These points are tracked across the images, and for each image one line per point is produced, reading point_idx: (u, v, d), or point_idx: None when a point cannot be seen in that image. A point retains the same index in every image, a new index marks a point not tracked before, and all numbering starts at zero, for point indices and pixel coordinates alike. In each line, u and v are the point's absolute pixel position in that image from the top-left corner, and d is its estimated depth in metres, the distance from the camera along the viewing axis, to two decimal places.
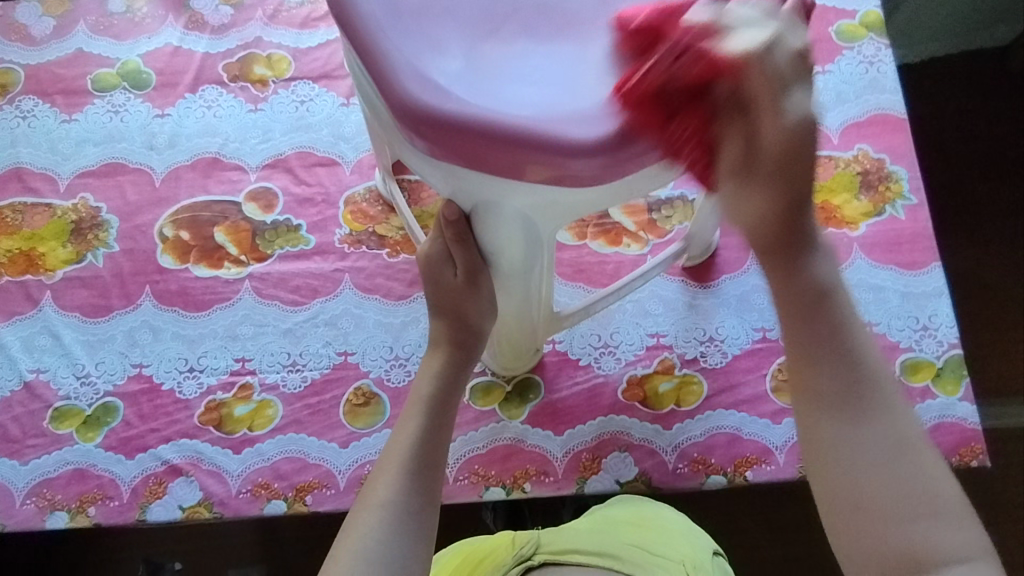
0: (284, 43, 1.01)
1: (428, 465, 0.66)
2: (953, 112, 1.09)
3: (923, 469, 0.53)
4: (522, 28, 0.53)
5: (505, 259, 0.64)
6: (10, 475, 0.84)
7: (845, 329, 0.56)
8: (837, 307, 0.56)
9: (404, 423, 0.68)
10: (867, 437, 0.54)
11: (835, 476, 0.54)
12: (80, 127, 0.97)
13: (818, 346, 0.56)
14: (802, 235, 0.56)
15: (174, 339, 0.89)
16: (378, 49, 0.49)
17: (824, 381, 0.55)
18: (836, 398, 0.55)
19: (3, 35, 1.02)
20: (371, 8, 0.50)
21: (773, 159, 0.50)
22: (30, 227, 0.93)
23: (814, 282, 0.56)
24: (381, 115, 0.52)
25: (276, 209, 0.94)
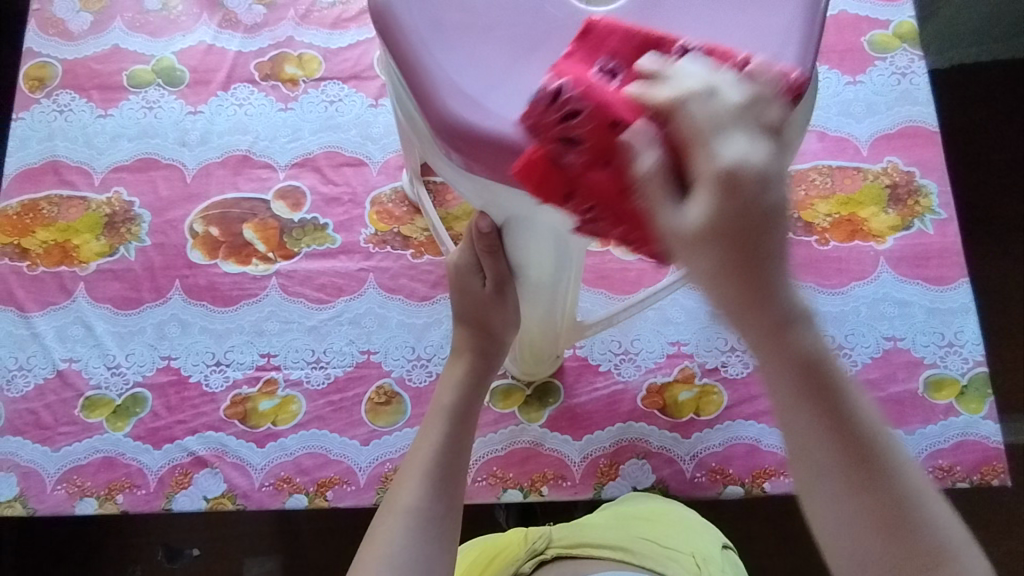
0: (315, 43, 1.02)
1: (453, 471, 0.67)
2: (988, 123, 1.06)
3: (934, 520, 0.45)
4: (561, 45, 0.52)
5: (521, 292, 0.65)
6: (42, 461, 0.86)
7: (841, 396, 0.44)
8: (827, 371, 0.44)
9: (428, 427, 0.69)
10: (874, 492, 0.45)
11: (831, 525, 0.46)
12: (115, 122, 0.99)
13: (812, 413, 0.44)
14: (778, 301, 0.41)
15: (202, 333, 0.90)
16: (421, 65, 0.51)
17: (816, 451, 0.44)
18: (835, 477, 0.45)
19: (42, 30, 1.04)
20: (414, 24, 0.52)
21: (703, 232, 0.39)
22: (66, 219, 0.95)
23: (799, 355, 0.43)
24: (419, 128, 0.54)
25: (304, 207, 0.95)
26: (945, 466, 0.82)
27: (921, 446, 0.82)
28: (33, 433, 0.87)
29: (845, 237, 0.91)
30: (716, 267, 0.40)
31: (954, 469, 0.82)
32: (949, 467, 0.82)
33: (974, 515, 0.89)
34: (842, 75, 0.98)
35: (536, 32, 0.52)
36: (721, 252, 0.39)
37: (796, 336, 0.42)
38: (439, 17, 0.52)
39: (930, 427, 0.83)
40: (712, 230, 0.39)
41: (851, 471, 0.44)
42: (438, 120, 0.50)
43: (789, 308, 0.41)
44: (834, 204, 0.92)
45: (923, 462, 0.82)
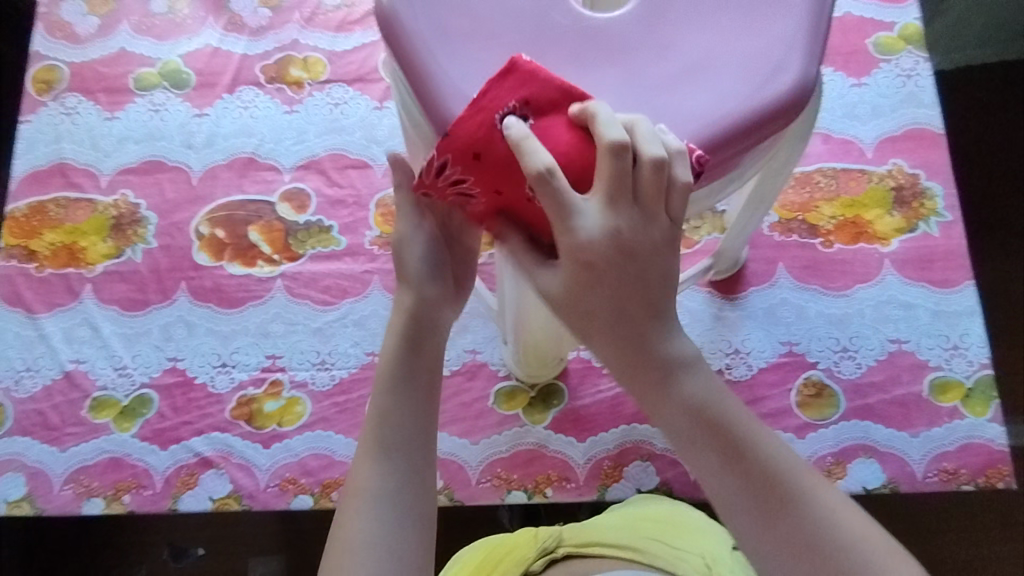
0: (320, 46, 1.03)
1: (416, 446, 0.56)
2: (993, 124, 1.06)
3: (862, 550, 0.46)
4: (568, 53, 0.52)
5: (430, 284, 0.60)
6: (50, 462, 0.87)
7: (735, 430, 0.48)
8: (717, 414, 0.48)
9: (383, 402, 0.57)
10: (791, 525, 0.47)
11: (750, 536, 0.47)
12: (122, 124, 1.00)
13: (709, 454, 0.48)
14: (657, 352, 0.48)
15: (208, 335, 0.91)
16: (428, 70, 0.51)
17: (723, 492, 0.48)
18: (753, 513, 0.47)
19: (49, 33, 1.05)
20: (422, 31, 0.52)
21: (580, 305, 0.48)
22: (73, 221, 0.96)
23: (687, 403, 0.48)
24: (421, 129, 0.55)
25: (309, 209, 0.96)
26: (950, 468, 0.82)
27: (926, 449, 0.82)
28: (40, 434, 0.88)
29: (849, 240, 0.91)
30: (606, 329, 0.48)
31: (959, 472, 0.81)
32: (954, 469, 0.81)
33: (979, 518, 0.89)
34: (846, 77, 0.98)
35: (538, 39, 0.52)
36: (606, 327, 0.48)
37: (677, 384, 0.49)
38: (445, 23, 0.52)
39: (935, 429, 0.83)
40: (596, 277, 0.47)
41: (764, 506, 0.47)
42: (442, 126, 0.51)
43: (665, 354, 0.48)
44: (838, 206, 0.92)
45: (928, 464, 0.82)
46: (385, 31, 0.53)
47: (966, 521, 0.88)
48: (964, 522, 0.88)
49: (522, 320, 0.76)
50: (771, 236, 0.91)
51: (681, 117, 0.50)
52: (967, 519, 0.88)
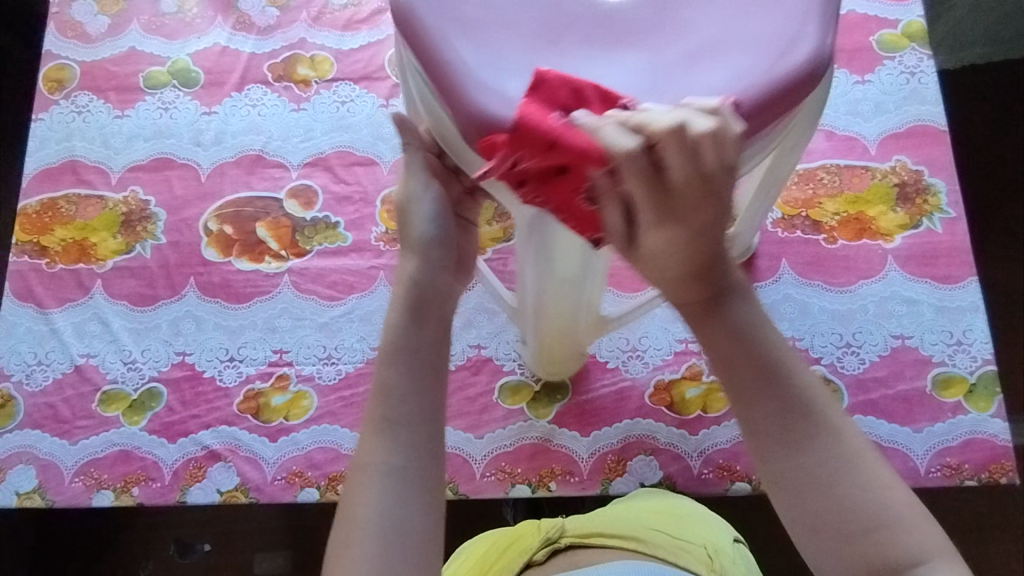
0: (327, 45, 1.04)
1: (420, 418, 0.52)
2: (998, 122, 1.06)
3: (876, 483, 0.46)
4: (582, 38, 0.53)
5: (435, 250, 0.60)
6: (60, 454, 0.88)
7: (778, 365, 0.49)
8: (761, 340, 0.49)
9: (386, 373, 0.53)
10: (817, 457, 0.47)
11: (789, 481, 0.47)
12: (132, 122, 1.01)
13: (753, 381, 0.48)
14: (712, 280, 0.49)
15: (216, 330, 0.92)
16: (449, 63, 0.52)
17: (760, 419, 0.48)
18: (781, 439, 0.47)
19: (60, 32, 1.06)
20: (438, 23, 0.53)
21: (656, 245, 0.47)
22: (83, 218, 0.97)
23: (732, 329, 0.49)
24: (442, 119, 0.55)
25: (316, 206, 0.97)
26: (953, 464, 0.82)
27: (929, 444, 0.83)
28: (51, 426, 0.89)
29: (853, 236, 0.91)
30: (670, 249, 0.47)
31: (962, 467, 0.82)
32: (957, 464, 0.82)
33: (983, 514, 0.89)
34: (850, 74, 0.98)
35: (555, 25, 0.53)
36: (673, 252, 0.47)
37: (726, 312, 0.50)
38: (463, 18, 0.53)
39: (938, 425, 0.83)
40: (676, 241, 0.46)
41: (793, 434, 0.47)
42: (467, 117, 0.51)
43: (717, 279, 0.49)
44: (842, 203, 0.92)
45: (931, 459, 0.82)
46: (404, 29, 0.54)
47: (970, 516, 0.88)
48: (968, 518, 0.88)
49: (539, 321, 0.77)
50: (774, 232, 0.91)
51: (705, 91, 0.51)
52: (971, 515, 0.88)
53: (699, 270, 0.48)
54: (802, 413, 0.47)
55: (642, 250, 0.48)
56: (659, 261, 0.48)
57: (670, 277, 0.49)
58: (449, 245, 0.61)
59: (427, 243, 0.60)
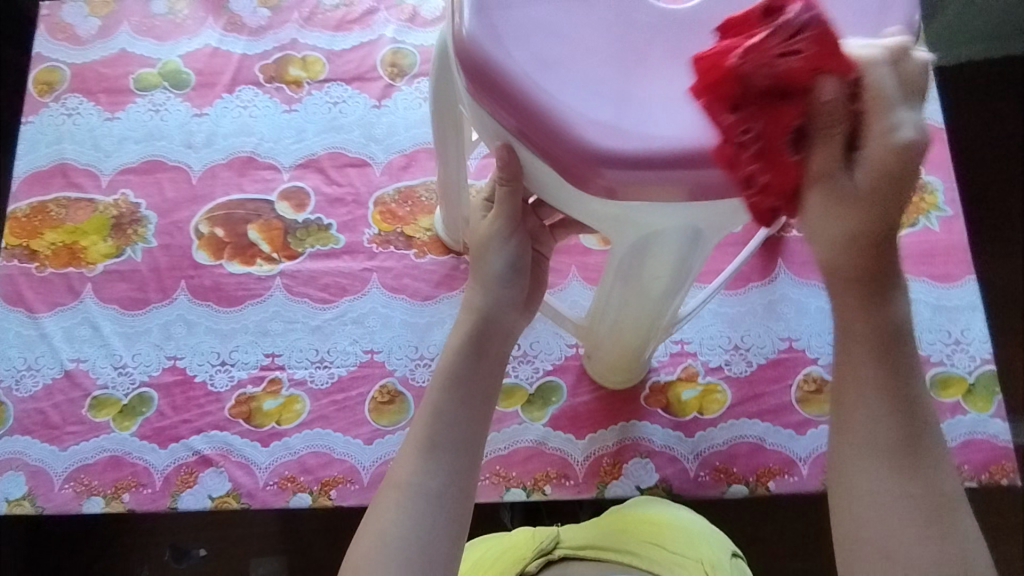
0: (319, 46, 1.03)
1: (461, 446, 0.57)
2: (994, 120, 1.05)
3: (965, 532, 0.47)
4: (663, 48, 0.51)
5: (505, 290, 0.64)
6: (50, 460, 0.87)
7: (913, 381, 0.48)
8: (908, 353, 0.49)
9: (437, 399, 0.59)
10: (919, 482, 0.47)
11: (882, 476, 0.47)
12: (122, 125, 1.00)
13: (879, 387, 0.48)
14: (881, 261, 0.47)
15: (207, 333, 0.91)
16: (536, 100, 0.50)
17: (869, 426, 0.48)
18: (890, 449, 0.48)
19: (50, 35, 1.05)
20: (498, 34, 0.51)
21: (872, 179, 0.44)
22: (73, 221, 0.96)
23: (886, 324, 0.48)
24: (530, 158, 0.53)
25: (308, 208, 0.96)
26: (953, 465, 0.81)
27: None
28: (41, 432, 0.88)
29: None
30: (859, 211, 0.45)
31: (962, 468, 0.81)
32: (957, 465, 0.81)
33: (984, 516, 0.88)
34: None
35: (631, 42, 0.51)
36: (863, 216, 0.45)
37: (887, 302, 0.48)
38: (538, 50, 0.51)
39: None
40: (882, 203, 0.45)
41: (902, 452, 0.48)
42: (573, 154, 0.50)
43: (882, 266, 0.47)
44: None
45: None
46: (474, 70, 0.51)
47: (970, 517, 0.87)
48: None
49: (617, 330, 0.75)
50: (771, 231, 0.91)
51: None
52: (972, 517, 0.87)
53: (876, 241, 0.46)
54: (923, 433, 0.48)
55: (820, 211, 0.47)
56: (850, 214, 0.46)
57: (841, 237, 0.47)
58: (520, 283, 0.65)
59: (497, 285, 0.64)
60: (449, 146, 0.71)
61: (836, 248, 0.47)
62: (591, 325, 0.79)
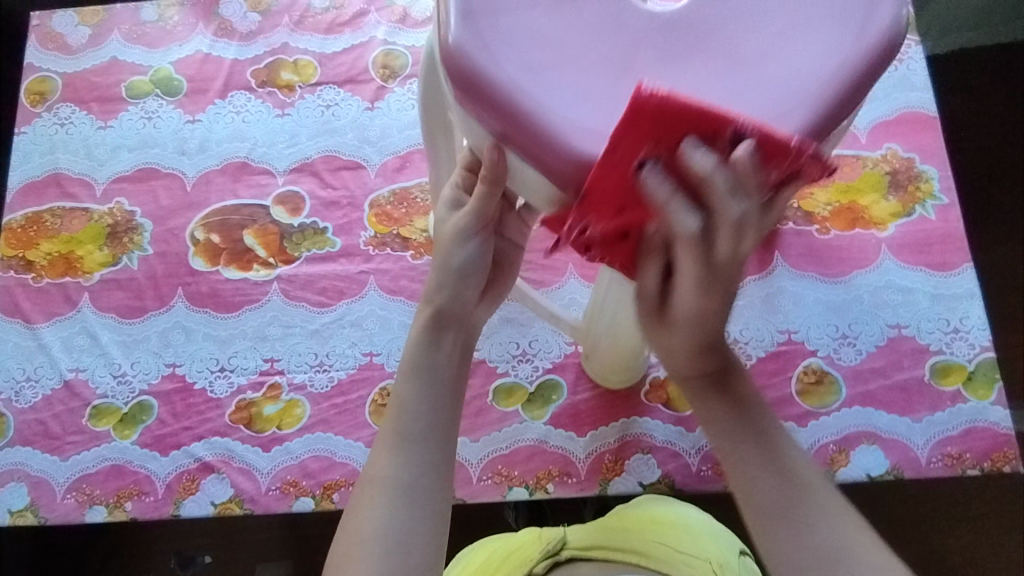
0: (310, 49, 1.03)
1: (428, 438, 0.55)
2: (988, 106, 1.05)
3: (871, 571, 0.48)
4: (658, 47, 0.44)
5: (464, 282, 0.61)
6: (52, 471, 0.87)
7: (775, 441, 0.53)
8: (762, 421, 0.54)
9: (401, 393, 0.57)
10: (811, 535, 0.50)
11: (783, 542, 0.50)
12: (115, 133, 1.00)
13: (748, 458, 0.53)
14: (715, 358, 0.53)
15: (205, 340, 0.91)
16: (518, 106, 0.43)
17: (757, 497, 0.52)
18: (776, 511, 0.51)
19: (41, 44, 1.05)
20: (473, 31, 0.44)
21: (690, 314, 0.49)
22: (69, 231, 0.96)
23: (730, 406, 0.54)
24: (517, 165, 0.46)
25: (303, 212, 0.96)
26: (954, 453, 0.81)
27: (930, 434, 0.82)
28: (41, 443, 0.88)
29: (845, 226, 0.90)
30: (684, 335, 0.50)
31: (964, 456, 0.81)
32: (959, 454, 0.81)
33: (987, 502, 0.88)
34: None
35: (623, 44, 0.44)
36: (693, 336, 0.51)
37: (728, 384, 0.55)
38: (528, 56, 0.44)
39: (938, 414, 0.82)
40: (707, 314, 0.49)
41: (784, 515, 0.51)
42: (570, 170, 0.43)
43: (718, 361, 0.54)
44: (833, 192, 0.91)
45: (932, 450, 0.81)
46: (459, 83, 0.44)
47: (973, 505, 0.87)
48: (971, 507, 0.87)
49: (615, 325, 0.77)
50: None
51: (804, 76, 0.43)
52: (975, 504, 0.88)
53: (708, 348, 0.52)
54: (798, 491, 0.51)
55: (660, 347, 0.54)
56: (679, 334, 0.51)
57: (680, 352, 0.53)
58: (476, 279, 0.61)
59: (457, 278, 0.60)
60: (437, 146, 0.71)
61: (687, 360, 0.53)
62: (590, 323, 0.80)
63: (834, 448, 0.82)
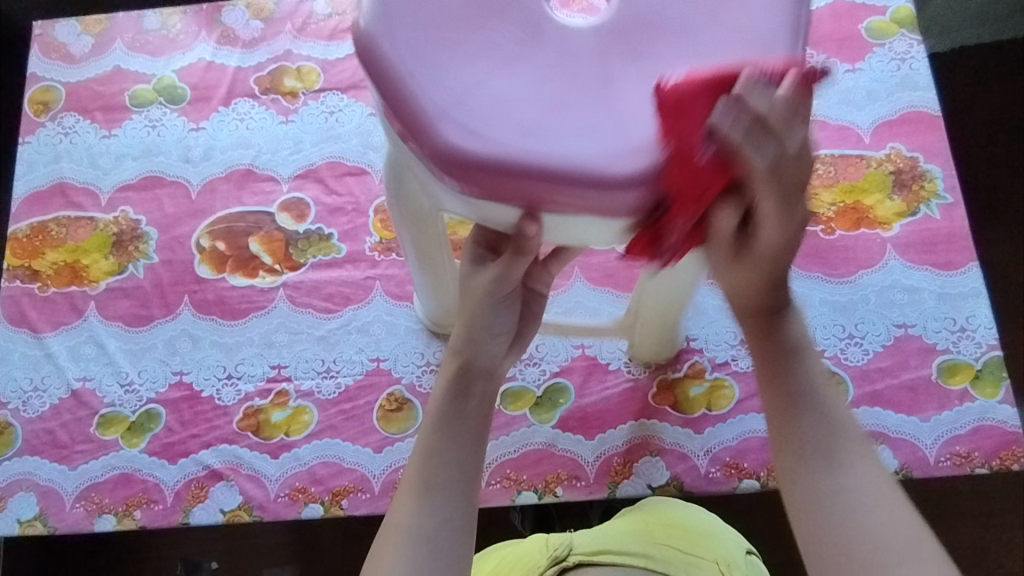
0: (313, 55, 1.03)
1: (453, 490, 0.60)
2: (991, 105, 1.05)
3: (886, 521, 0.52)
4: (615, 59, 0.52)
5: (491, 338, 0.65)
6: (60, 480, 0.87)
7: (816, 390, 0.57)
8: (806, 366, 0.58)
9: (430, 442, 0.62)
10: (838, 479, 0.54)
11: (810, 480, 0.54)
12: (119, 142, 1.00)
13: (794, 398, 0.57)
14: (776, 297, 0.58)
15: (212, 347, 0.91)
16: (531, 167, 0.49)
17: (796, 432, 0.56)
18: (810, 451, 0.55)
19: (44, 54, 1.05)
20: (455, 126, 0.50)
21: (770, 248, 0.53)
22: (74, 240, 0.96)
23: (783, 344, 0.58)
24: (560, 220, 0.52)
25: (308, 218, 0.96)
26: (963, 452, 0.81)
27: (938, 433, 0.82)
28: (50, 452, 0.88)
29: (850, 226, 0.90)
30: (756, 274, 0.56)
31: (972, 455, 0.81)
32: (967, 452, 0.81)
33: (994, 500, 0.88)
34: (841, 63, 0.97)
35: (579, 74, 0.52)
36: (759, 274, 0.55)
37: (781, 324, 0.59)
38: (511, 120, 0.50)
39: (945, 413, 0.82)
40: (786, 247, 0.53)
41: (819, 455, 0.55)
42: (617, 196, 0.49)
43: (776, 299, 0.58)
44: (837, 193, 0.92)
45: (941, 449, 0.81)
46: (476, 174, 0.50)
47: (979, 503, 0.88)
48: (976, 504, 0.88)
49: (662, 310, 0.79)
50: None
51: (753, 30, 0.52)
52: (981, 501, 0.88)
53: (776, 284, 0.57)
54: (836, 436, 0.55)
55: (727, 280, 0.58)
56: (748, 269, 0.55)
57: (746, 288, 0.58)
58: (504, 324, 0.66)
59: (486, 334, 0.65)
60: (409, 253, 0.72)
61: (752, 295, 0.58)
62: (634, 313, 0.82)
63: None
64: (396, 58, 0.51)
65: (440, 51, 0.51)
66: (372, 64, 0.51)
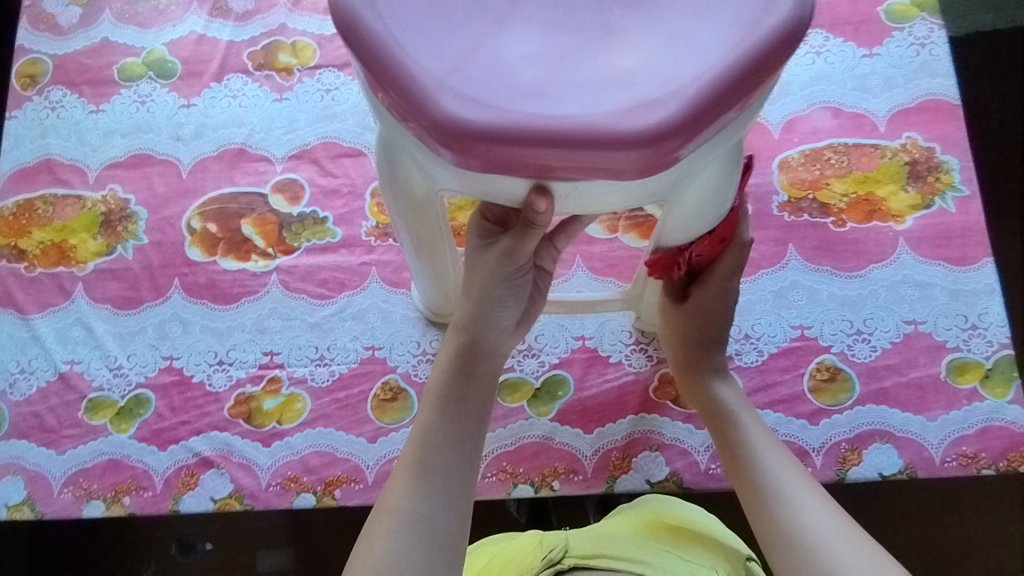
0: (309, 30, 0.99)
1: (452, 471, 0.59)
2: (1011, 93, 1.01)
3: (834, 543, 0.57)
4: (615, 10, 0.49)
5: (499, 313, 0.64)
6: (47, 465, 0.85)
7: (753, 443, 0.67)
8: (747, 426, 0.69)
9: (432, 418, 0.61)
10: (784, 513, 0.61)
11: (767, 514, 0.61)
12: (107, 118, 0.97)
13: (739, 445, 0.67)
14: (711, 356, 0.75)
15: (203, 332, 0.89)
16: (539, 130, 0.46)
17: (746, 473, 0.65)
18: (759, 491, 0.63)
19: (31, 24, 1.01)
20: (451, 96, 0.47)
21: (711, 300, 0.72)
22: (62, 219, 0.93)
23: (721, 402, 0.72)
24: (571, 186, 0.49)
25: (302, 201, 0.93)
26: (969, 452, 0.79)
27: (945, 433, 0.80)
28: (37, 436, 0.86)
29: (862, 218, 0.87)
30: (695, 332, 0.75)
31: (979, 456, 0.79)
32: (974, 453, 0.79)
33: (1000, 501, 0.86)
34: (857, 48, 0.94)
35: (578, 29, 0.49)
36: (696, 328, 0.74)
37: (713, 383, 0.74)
38: (512, 86, 0.47)
39: (953, 413, 0.80)
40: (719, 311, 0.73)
41: (765, 491, 0.63)
42: (632, 154, 0.46)
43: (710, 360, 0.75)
44: (850, 183, 0.89)
45: (946, 450, 0.79)
46: (480, 145, 0.46)
47: (984, 504, 0.86)
48: (982, 506, 0.86)
49: None
50: (779, 216, 0.88)
51: None
52: (987, 503, 0.86)
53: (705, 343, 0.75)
54: (777, 477, 0.63)
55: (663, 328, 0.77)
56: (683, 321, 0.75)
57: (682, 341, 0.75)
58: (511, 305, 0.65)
59: (496, 309, 0.64)
60: (402, 237, 0.69)
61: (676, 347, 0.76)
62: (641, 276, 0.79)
63: (846, 447, 0.80)
64: (381, 28, 0.49)
65: (430, 24, 0.49)
66: (360, 41, 0.49)
